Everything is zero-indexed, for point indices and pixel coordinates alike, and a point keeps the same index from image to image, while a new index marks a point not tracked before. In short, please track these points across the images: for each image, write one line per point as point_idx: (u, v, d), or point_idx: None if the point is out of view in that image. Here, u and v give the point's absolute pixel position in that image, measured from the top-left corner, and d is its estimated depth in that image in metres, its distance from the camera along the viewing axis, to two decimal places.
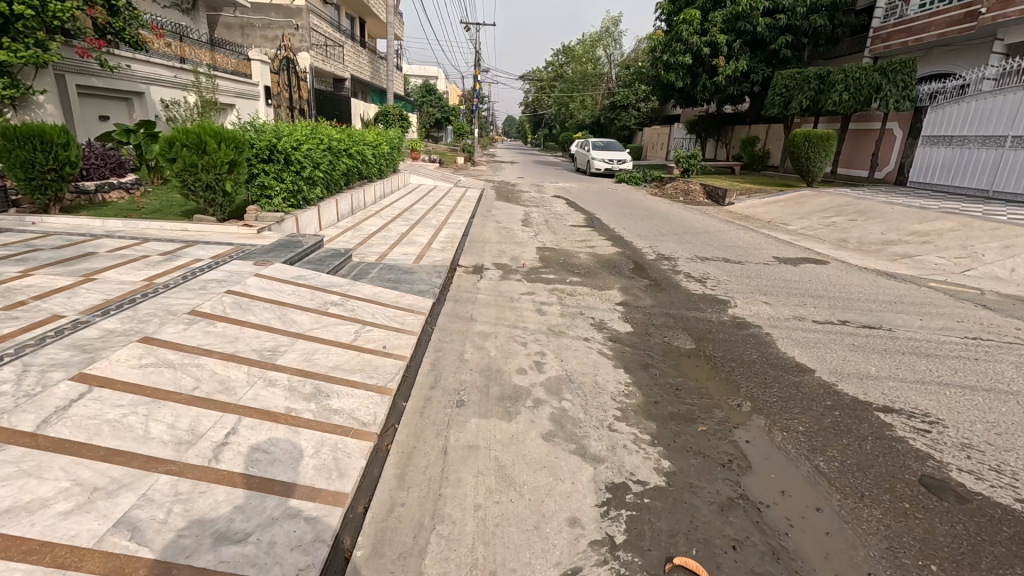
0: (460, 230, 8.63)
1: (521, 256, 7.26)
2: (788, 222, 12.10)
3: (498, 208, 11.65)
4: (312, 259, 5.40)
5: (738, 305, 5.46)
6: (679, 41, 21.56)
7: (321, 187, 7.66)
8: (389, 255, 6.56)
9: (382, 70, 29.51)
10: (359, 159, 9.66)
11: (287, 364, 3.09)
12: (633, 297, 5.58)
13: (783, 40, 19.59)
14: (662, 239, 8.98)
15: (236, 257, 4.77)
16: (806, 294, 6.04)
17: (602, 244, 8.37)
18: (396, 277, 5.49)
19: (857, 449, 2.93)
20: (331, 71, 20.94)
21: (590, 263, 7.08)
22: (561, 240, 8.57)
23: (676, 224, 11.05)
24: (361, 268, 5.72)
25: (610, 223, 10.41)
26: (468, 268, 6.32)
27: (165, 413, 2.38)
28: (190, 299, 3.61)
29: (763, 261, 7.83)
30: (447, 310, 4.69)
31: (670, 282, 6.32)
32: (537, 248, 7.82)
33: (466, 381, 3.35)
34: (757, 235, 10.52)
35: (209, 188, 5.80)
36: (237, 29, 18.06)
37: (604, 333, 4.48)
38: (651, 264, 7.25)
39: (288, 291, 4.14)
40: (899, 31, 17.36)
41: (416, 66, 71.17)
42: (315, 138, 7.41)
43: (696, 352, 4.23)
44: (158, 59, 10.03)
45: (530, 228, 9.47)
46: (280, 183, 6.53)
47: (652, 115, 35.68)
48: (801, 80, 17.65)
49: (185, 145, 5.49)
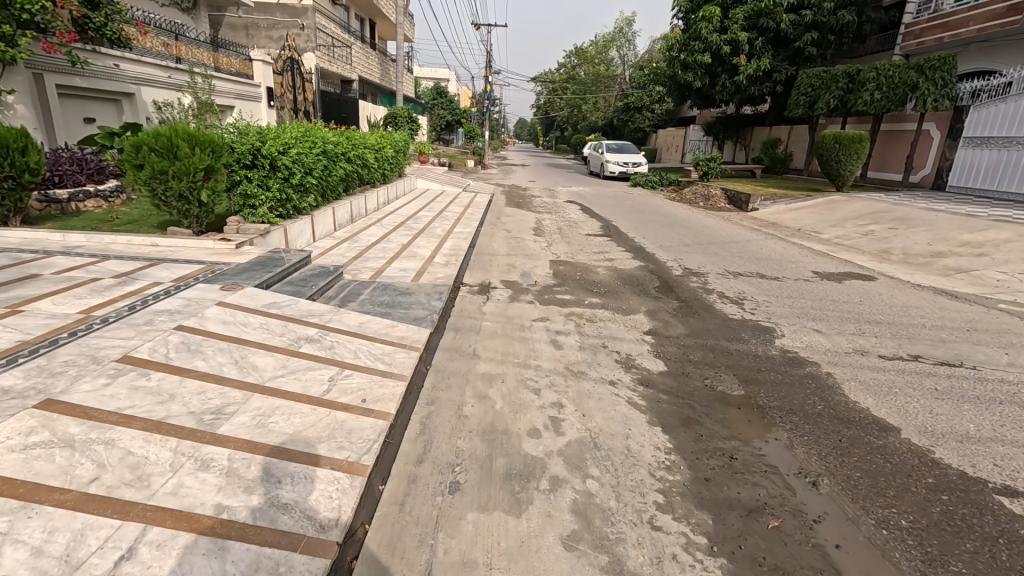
0: (466, 241, 7.94)
1: (533, 271, 6.55)
2: (820, 230, 11.28)
3: (509, 215, 10.97)
4: (293, 279, 4.72)
5: (786, 335, 4.69)
6: (697, 39, 20.74)
7: (314, 195, 7.00)
8: (386, 271, 5.89)
9: (392, 72, 29.04)
10: (359, 163, 8.99)
11: (232, 433, 2.39)
12: (662, 324, 4.83)
13: (808, 36, 18.69)
14: (687, 250, 8.21)
15: (202, 279, 4.11)
16: (861, 318, 5.25)
17: (622, 257, 7.63)
18: (390, 300, 4.80)
19: (990, 562, 2.15)
20: (338, 73, 20.43)
21: (610, 279, 6.35)
22: (577, 252, 7.83)
23: (698, 232, 10.27)
24: (351, 289, 5.05)
25: (629, 232, 9.66)
26: (474, 286, 5.62)
27: (34, 529, 1.70)
28: (128, 340, 2.94)
29: (802, 277, 7.04)
30: (446, 344, 3.97)
31: (702, 304, 5.56)
32: (550, 261, 7.10)
33: (463, 450, 2.63)
34: (789, 245, 9.70)
35: (183, 199, 5.16)
36: (241, 29, 17.54)
37: (633, 374, 3.74)
38: (678, 281, 6.50)
39: (255, 325, 3.47)
40: (934, 27, 16.38)
41: (427, 70, 70.85)
42: (306, 141, 6.76)
43: (748, 402, 3.46)
44: (149, 58, 9.52)
45: (543, 238, 8.76)
46: (265, 191, 5.88)
47: (667, 117, 34.84)
48: (829, 79, 16.73)
49: (154, 150, 4.87)
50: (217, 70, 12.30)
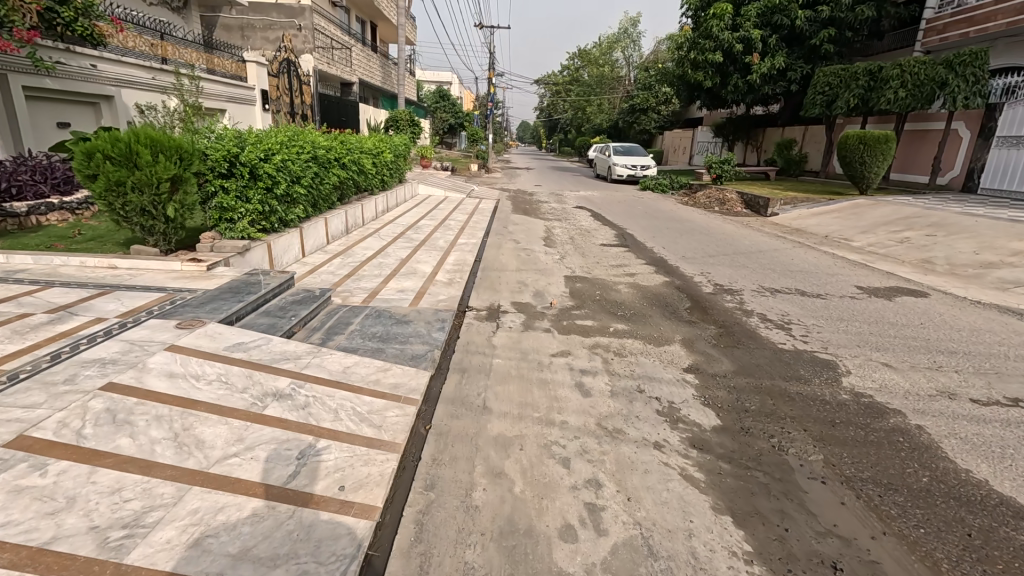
0: (471, 254, 7.25)
1: (547, 289, 5.85)
2: (849, 237, 10.53)
3: (516, 223, 10.29)
4: (270, 309, 4.01)
5: (852, 372, 3.96)
6: (708, 38, 20.06)
7: (302, 206, 6.33)
8: (381, 293, 5.20)
9: (394, 76, 28.52)
10: (354, 169, 8.28)
11: (148, 561, 1.69)
12: (704, 360, 4.10)
13: (825, 33, 17.93)
14: (714, 263, 7.49)
15: (156, 313, 3.41)
16: (933, 348, 4.51)
17: (643, 271, 6.90)
18: (384, 332, 4.10)
19: None
20: (338, 76, 19.80)
21: (634, 299, 5.64)
22: (593, 266, 7.11)
23: (720, 241, 9.56)
24: (341, 317, 4.38)
25: (647, 241, 8.96)
26: (481, 311, 4.91)
27: None
28: (32, 410, 2.25)
29: (847, 293, 6.30)
30: (450, 392, 3.26)
31: (745, 329, 4.84)
32: (565, 278, 6.39)
33: (473, 570, 1.92)
34: (821, 254, 8.96)
35: (146, 214, 4.47)
36: (237, 30, 16.91)
37: (682, 434, 3.01)
38: (711, 300, 5.78)
39: (211, 378, 2.77)
40: (958, 21, 15.64)
41: (428, 73, 70.67)
42: (293, 146, 6.06)
43: (834, 472, 2.74)
44: (130, 58, 8.92)
45: (554, 249, 8.04)
46: (245, 203, 5.19)
47: (674, 118, 34.11)
48: (848, 77, 16.11)
49: (110, 157, 4.19)
50: (209, 72, 11.70)
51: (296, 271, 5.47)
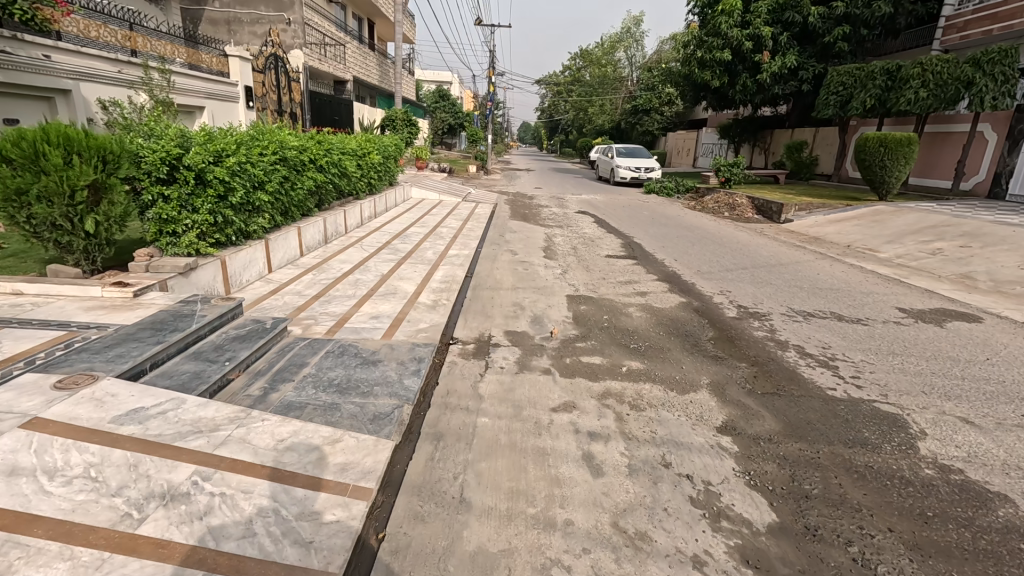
0: (461, 269, 6.47)
1: (547, 313, 5.06)
2: (874, 247, 9.76)
3: (514, 230, 9.53)
4: (201, 351, 3.22)
5: (929, 433, 3.16)
6: (716, 35, 19.33)
7: (267, 215, 5.57)
8: (351, 321, 4.41)
9: (392, 74, 27.80)
10: (334, 172, 7.51)
11: None
12: (741, 415, 3.29)
13: (839, 31, 17.15)
14: (734, 279, 6.72)
15: (34, 366, 2.61)
16: (1016, 395, 3.72)
17: (656, 289, 6.11)
18: (343, 378, 3.31)
19: None
20: (331, 74, 19.04)
21: (648, 327, 4.86)
22: (598, 283, 6.31)
23: (735, 252, 8.80)
24: (296, 356, 3.60)
25: (657, 252, 8.18)
26: (468, 344, 4.12)
27: None
28: None
29: (890, 317, 5.51)
30: (417, 474, 2.47)
31: (783, 367, 4.06)
32: (568, 298, 5.60)
33: None
34: (848, 267, 8.19)
35: (60, 229, 3.68)
36: (223, 24, 16.08)
37: (727, 541, 2.22)
38: (736, 326, 5.01)
39: (73, 474, 1.97)
40: (981, 19, 14.98)
41: (428, 73, 69.81)
42: (254, 146, 5.28)
43: None
44: (92, 49, 8.18)
45: (556, 262, 7.24)
46: (190, 213, 4.42)
47: (678, 119, 33.40)
48: (864, 77, 15.38)
49: (9, 160, 3.41)
50: (189, 68, 11.04)
51: (248, 298, 4.69)
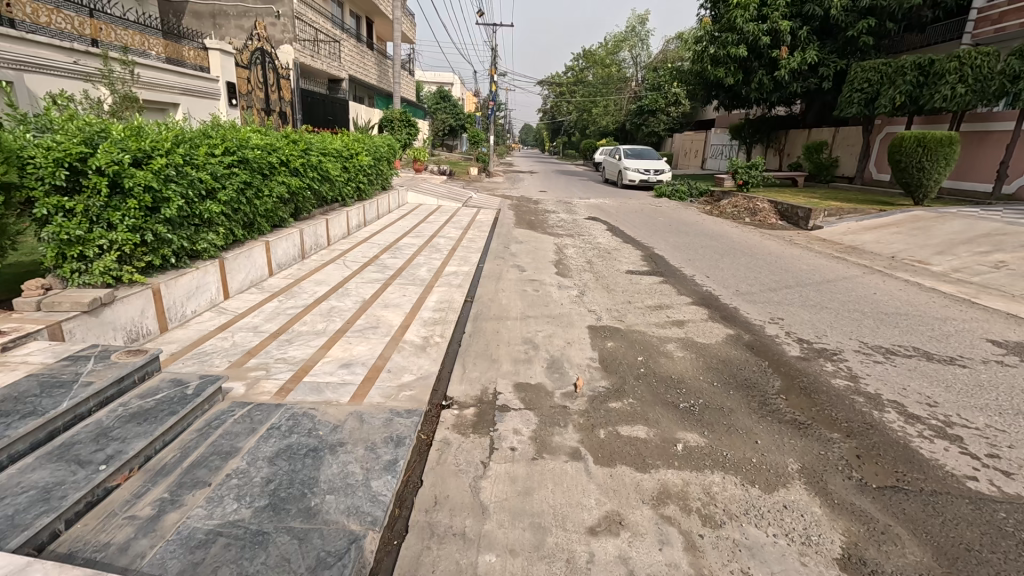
0: (459, 291, 5.43)
1: (567, 353, 4.02)
2: (922, 259, 8.70)
3: (520, 240, 8.51)
4: (71, 444, 2.18)
5: None
6: (730, 30, 18.28)
7: (222, 229, 4.55)
8: (313, 373, 3.37)
9: (390, 74, 26.89)
10: (312, 176, 6.48)
11: None
12: (866, 534, 2.25)
13: (863, 24, 16.09)
14: (782, 304, 5.67)
15: None
16: None
17: (694, 317, 5.06)
18: (283, 482, 2.26)
19: None
20: (324, 71, 18.06)
21: (696, 374, 3.80)
22: (623, 308, 5.26)
23: (771, 266, 7.75)
24: (226, 436, 2.57)
25: (685, 267, 7.13)
26: (466, 409, 3.07)
27: None
28: None
29: (991, 355, 4.45)
30: None
31: (890, 441, 3.00)
32: (590, 331, 4.56)
33: None
34: (903, 285, 7.15)
35: None
36: (207, 18, 15.10)
37: None
38: (805, 371, 3.95)
39: None
40: (1019, 9, 13.96)
41: (429, 74, 68.40)
42: (199, 144, 4.26)
43: None
44: (39, 36, 7.22)
45: (570, 281, 6.21)
46: (103, 230, 3.39)
47: (685, 119, 32.42)
48: (892, 73, 14.37)
49: None
50: (167, 61, 10.16)
51: (178, 343, 3.66)
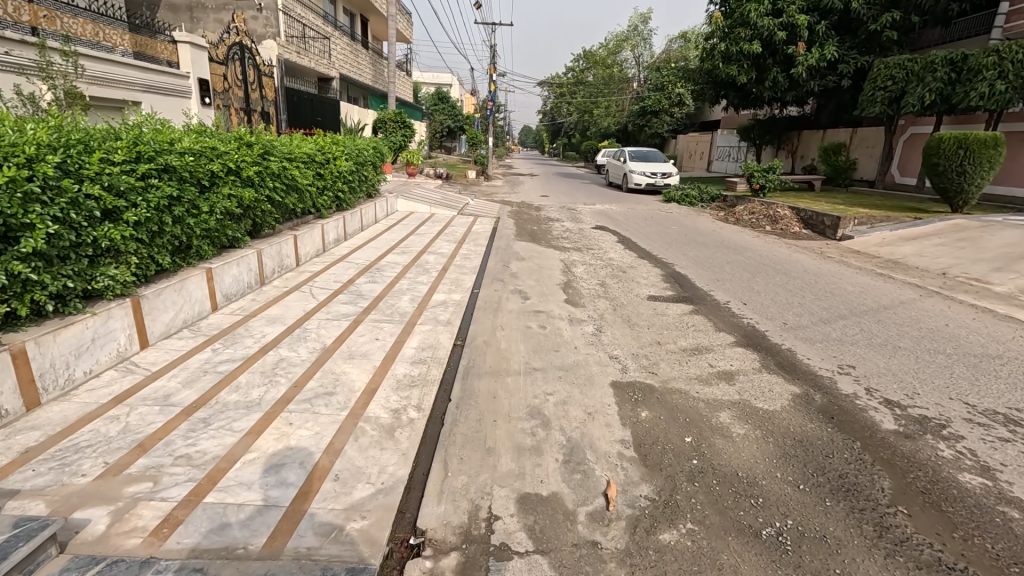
0: (446, 330, 4.34)
1: (588, 435, 2.92)
2: (978, 276, 7.67)
3: (521, 256, 7.43)
4: None
5: None
6: (742, 25, 17.20)
7: (136, 258, 3.49)
8: (223, 485, 2.29)
9: (384, 73, 25.85)
10: (272, 186, 5.41)
11: None
12: None
13: (887, 17, 15.05)
14: (845, 344, 4.59)
15: None
16: None
17: (743, 367, 3.99)
18: None
19: None
20: (313, 70, 17.03)
21: (767, 468, 2.72)
22: (653, 353, 4.19)
23: (812, 287, 6.69)
24: None
25: (716, 292, 6.05)
26: (443, 561, 1.98)
27: None
28: None
29: None
30: None
31: None
32: (616, 392, 3.47)
33: None
34: (971, 310, 6.09)
35: None
36: (184, 11, 14.09)
37: None
38: (916, 460, 2.87)
39: None
40: None
41: (427, 75, 66.78)
42: (94, 149, 3.21)
43: None
44: None
45: (582, 311, 5.14)
46: None
47: (689, 120, 31.44)
48: (920, 69, 13.30)
49: None
50: (134, 57, 9.24)
51: (40, 433, 2.59)
